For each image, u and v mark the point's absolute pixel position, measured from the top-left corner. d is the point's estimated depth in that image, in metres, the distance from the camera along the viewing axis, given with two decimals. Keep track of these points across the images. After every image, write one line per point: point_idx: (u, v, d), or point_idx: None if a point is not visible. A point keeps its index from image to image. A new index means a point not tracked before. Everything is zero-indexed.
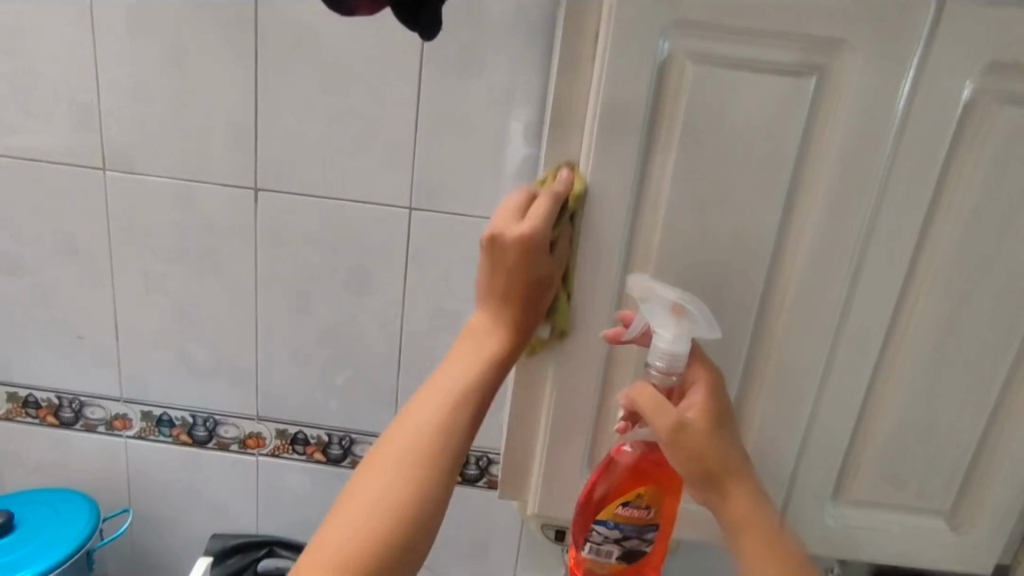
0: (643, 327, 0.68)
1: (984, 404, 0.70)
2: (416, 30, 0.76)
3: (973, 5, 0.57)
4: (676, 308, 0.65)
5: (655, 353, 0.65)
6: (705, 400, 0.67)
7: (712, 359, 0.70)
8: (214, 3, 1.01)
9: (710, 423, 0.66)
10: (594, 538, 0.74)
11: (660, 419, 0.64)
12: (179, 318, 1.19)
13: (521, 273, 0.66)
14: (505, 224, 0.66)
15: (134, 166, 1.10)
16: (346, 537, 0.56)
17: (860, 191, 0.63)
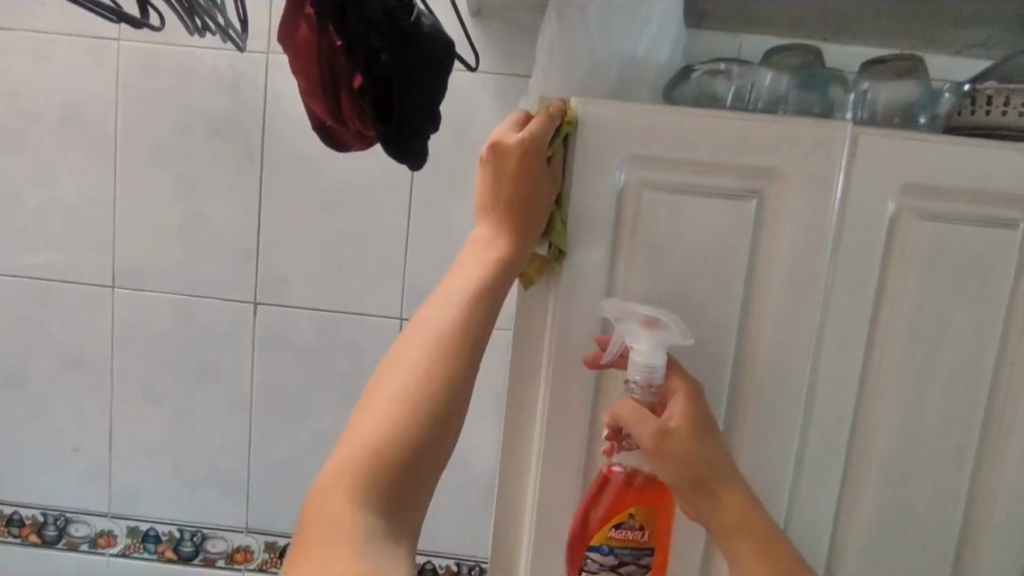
0: (620, 347, 0.68)
1: (954, 498, 0.72)
2: (406, 162, 0.84)
3: (883, 138, 0.66)
4: (650, 320, 0.66)
5: (632, 367, 0.65)
6: (686, 409, 0.65)
7: (690, 372, 0.69)
8: (226, 139, 1.13)
9: (694, 431, 0.64)
10: (590, 566, 0.70)
11: (642, 428, 0.63)
12: (173, 428, 1.21)
13: (522, 182, 0.66)
14: (505, 132, 0.66)
15: (141, 284, 1.17)
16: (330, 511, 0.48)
17: (807, 297, 0.69)
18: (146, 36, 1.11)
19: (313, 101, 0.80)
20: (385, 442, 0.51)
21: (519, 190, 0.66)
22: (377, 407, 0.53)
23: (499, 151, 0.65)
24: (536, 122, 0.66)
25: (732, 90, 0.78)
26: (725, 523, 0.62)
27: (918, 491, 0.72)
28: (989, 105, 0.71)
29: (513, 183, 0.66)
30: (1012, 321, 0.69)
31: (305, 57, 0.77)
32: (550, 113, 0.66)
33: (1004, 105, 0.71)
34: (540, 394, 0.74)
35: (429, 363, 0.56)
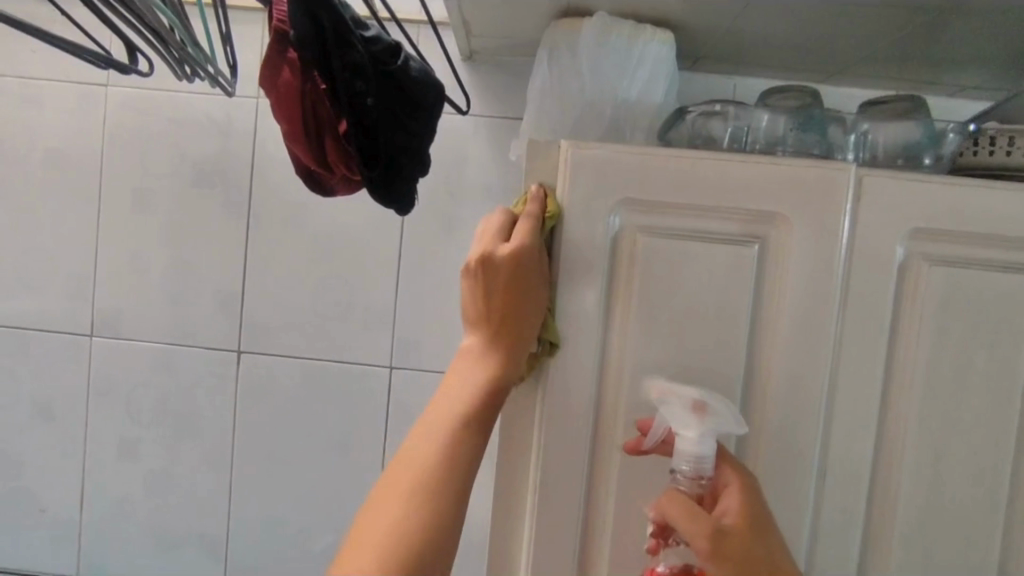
0: (663, 432, 0.63)
1: (985, 565, 0.66)
2: (392, 207, 0.83)
3: (891, 180, 0.63)
4: (698, 404, 0.61)
5: (678, 457, 0.59)
6: (741, 504, 0.59)
7: (743, 463, 0.63)
8: (214, 184, 1.11)
9: (752, 529, 0.58)
10: None
11: (694, 527, 0.56)
12: (150, 484, 1.14)
13: (509, 290, 0.62)
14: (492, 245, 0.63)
15: (121, 333, 1.13)
16: None
17: (817, 347, 0.64)
18: (136, 82, 1.10)
19: (296, 148, 0.78)
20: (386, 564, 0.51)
21: (503, 310, 0.62)
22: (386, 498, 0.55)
23: (487, 264, 0.63)
24: (521, 229, 0.64)
25: (728, 131, 0.76)
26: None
27: (945, 559, 0.66)
28: (992, 145, 0.69)
29: (495, 306, 0.63)
30: None
31: (289, 101, 0.74)
32: (530, 213, 0.64)
33: (1009, 144, 0.68)
34: (532, 454, 0.69)
35: (417, 498, 0.55)
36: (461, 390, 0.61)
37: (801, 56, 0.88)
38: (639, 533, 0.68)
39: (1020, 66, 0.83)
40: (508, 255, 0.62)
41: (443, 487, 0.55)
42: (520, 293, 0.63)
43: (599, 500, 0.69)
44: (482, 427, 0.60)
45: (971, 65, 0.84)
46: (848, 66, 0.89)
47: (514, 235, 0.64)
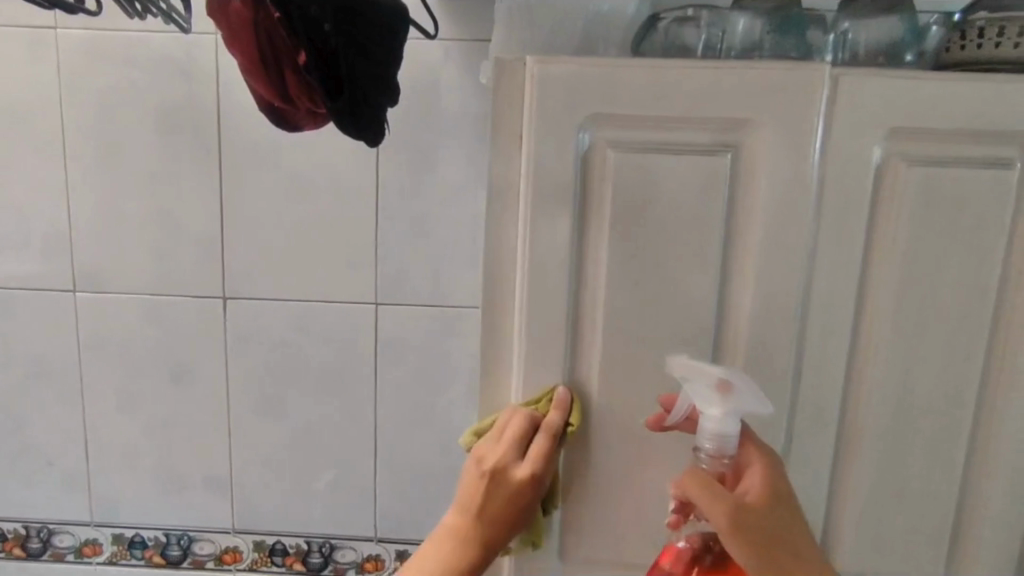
0: (687, 409, 0.65)
1: (954, 457, 0.68)
2: (361, 138, 0.79)
3: (866, 79, 0.61)
4: (722, 382, 0.62)
5: (703, 436, 0.63)
6: (763, 482, 0.63)
7: (767, 442, 0.66)
8: (180, 128, 1.07)
9: (771, 506, 0.62)
10: None
11: (717, 505, 0.61)
12: (151, 432, 1.17)
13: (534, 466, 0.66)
14: (506, 458, 0.66)
15: (105, 286, 1.12)
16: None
17: (792, 255, 0.64)
18: (86, 23, 1.04)
19: (255, 82, 0.74)
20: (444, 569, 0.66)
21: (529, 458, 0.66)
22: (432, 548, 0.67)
23: (501, 477, 0.66)
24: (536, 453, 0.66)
25: (702, 39, 0.72)
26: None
27: (914, 454, 0.68)
28: (979, 38, 0.66)
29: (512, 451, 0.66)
30: (1010, 270, 0.65)
31: (242, 34, 0.70)
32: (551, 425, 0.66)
33: (998, 35, 0.65)
34: (513, 380, 0.71)
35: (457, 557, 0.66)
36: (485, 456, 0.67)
37: None
38: (620, 446, 0.70)
39: None
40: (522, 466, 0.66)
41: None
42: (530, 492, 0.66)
43: (578, 421, 0.70)
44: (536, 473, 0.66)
45: None
46: None
47: (528, 457, 0.66)
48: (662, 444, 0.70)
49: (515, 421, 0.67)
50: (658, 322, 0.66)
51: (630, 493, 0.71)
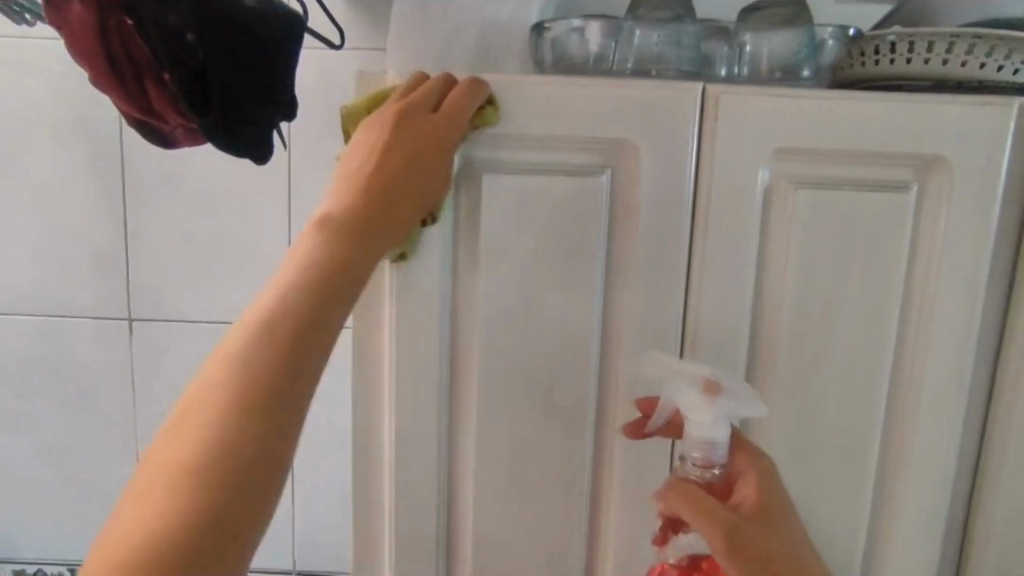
0: (669, 414, 0.57)
1: (858, 497, 0.64)
2: (248, 155, 0.74)
3: (749, 96, 0.57)
4: (709, 382, 0.54)
5: (688, 444, 0.54)
6: (758, 493, 0.54)
7: (758, 448, 0.58)
8: (77, 141, 1.01)
9: (768, 521, 0.53)
10: None
11: (712, 523, 0.51)
12: (54, 461, 1.10)
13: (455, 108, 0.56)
14: (419, 99, 0.56)
15: (1, 308, 1.06)
16: (209, 395, 0.42)
17: (674, 282, 0.61)
18: None
19: (113, 95, 0.68)
20: (250, 392, 0.42)
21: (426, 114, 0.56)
22: (221, 361, 0.43)
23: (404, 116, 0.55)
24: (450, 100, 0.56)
25: (592, 52, 0.66)
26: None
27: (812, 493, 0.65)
28: (891, 52, 0.65)
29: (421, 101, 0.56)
30: (909, 298, 0.61)
31: (87, 43, 0.64)
32: (473, 89, 0.57)
33: (909, 51, 0.64)
34: (386, 412, 0.64)
35: (276, 340, 0.44)
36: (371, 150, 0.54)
37: None
38: (504, 486, 0.65)
39: None
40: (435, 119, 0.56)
41: (248, 403, 0.42)
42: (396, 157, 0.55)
43: (458, 458, 0.65)
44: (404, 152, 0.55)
45: None
46: None
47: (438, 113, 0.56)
48: (547, 484, 0.65)
49: (441, 79, 0.58)
50: (536, 353, 0.62)
51: (516, 536, 0.66)
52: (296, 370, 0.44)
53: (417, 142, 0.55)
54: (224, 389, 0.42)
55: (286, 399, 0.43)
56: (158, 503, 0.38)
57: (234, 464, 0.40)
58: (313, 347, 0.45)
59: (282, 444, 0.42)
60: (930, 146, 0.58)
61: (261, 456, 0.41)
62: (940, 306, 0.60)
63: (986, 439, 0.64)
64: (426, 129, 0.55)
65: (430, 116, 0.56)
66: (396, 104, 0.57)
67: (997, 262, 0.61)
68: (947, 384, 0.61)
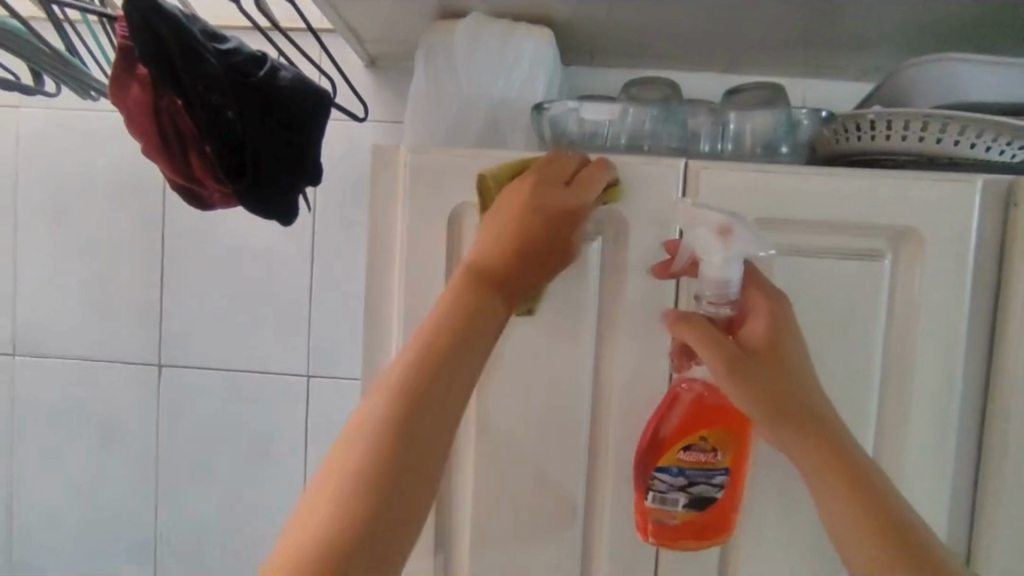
0: (690, 256, 0.60)
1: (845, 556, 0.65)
2: (275, 216, 0.82)
3: (727, 171, 0.62)
4: (725, 226, 0.57)
5: (702, 284, 0.58)
6: (766, 329, 0.59)
7: (773, 284, 0.61)
8: (127, 199, 1.11)
9: (773, 359, 0.59)
10: (656, 487, 0.61)
11: (714, 354, 0.58)
12: (79, 499, 1.15)
13: (552, 189, 0.60)
14: (546, 180, 0.60)
15: (44, 350, 1.13)
16: (342, 486, 0.49)
17: (662, 340, 0.65)
18: (45, 101, 1.10)
19: (160, 164, 0.76)
20: (370, 486, 0.49)
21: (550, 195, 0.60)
22: (344, 453, 0.50)
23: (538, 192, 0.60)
24: (567, 173, 0.61)
25: (586, 127, 0.72)
26: (804, 450, 0.57)
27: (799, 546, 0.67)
28: (873, 129, 0.71)
29: (546, 180, 0.60)
30: (887, 360, 0.64)
31: (142, 119, 0.72)
32: (577, 166, 0.61)
33: (888, 128, 0.70)
34: None
35: (383, 431, 0.51)
36: (492, 230, 0.60)
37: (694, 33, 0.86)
38: (497, 534, 0.67)
39: (913, 36, 0.82)
40: (546, 195, 0.59)
41: (381, 491, 0.49)
42: (530, 237, 0.59)
43: (453, 507, 0.68)
44: (532, 229, 0.59)
45: (868, 41, 0.84)
46: (735, 50, 0.91)
47: (574, 185, 0.60)
48: (538, 534, 0.67)
49: (554, 157, 0.62)
50: (529, 407, 0.66)
51: None
52: (419, 444, 0.51)
53: (544, 214, 0.59)
54: (366, 436, 0.51)
55: (400, 484, 0.50)
56: (322, 524, 0.47)
57: (386, 495, 0.49)
58: (430, 416, 0.53)
59: (414, 484, 0.50)
60: (902, 218, 0.61)
61: (399, 488, 0.49)
62: (917, 368, 0.62)
63: (980, 503, 0.64)
64: (518, 209, 0.59)
65: (562, 189, 0.60)
66: (536, 176, 0.60)
67: (976, 329, 0.63)
68: (930, 446, 0.63)
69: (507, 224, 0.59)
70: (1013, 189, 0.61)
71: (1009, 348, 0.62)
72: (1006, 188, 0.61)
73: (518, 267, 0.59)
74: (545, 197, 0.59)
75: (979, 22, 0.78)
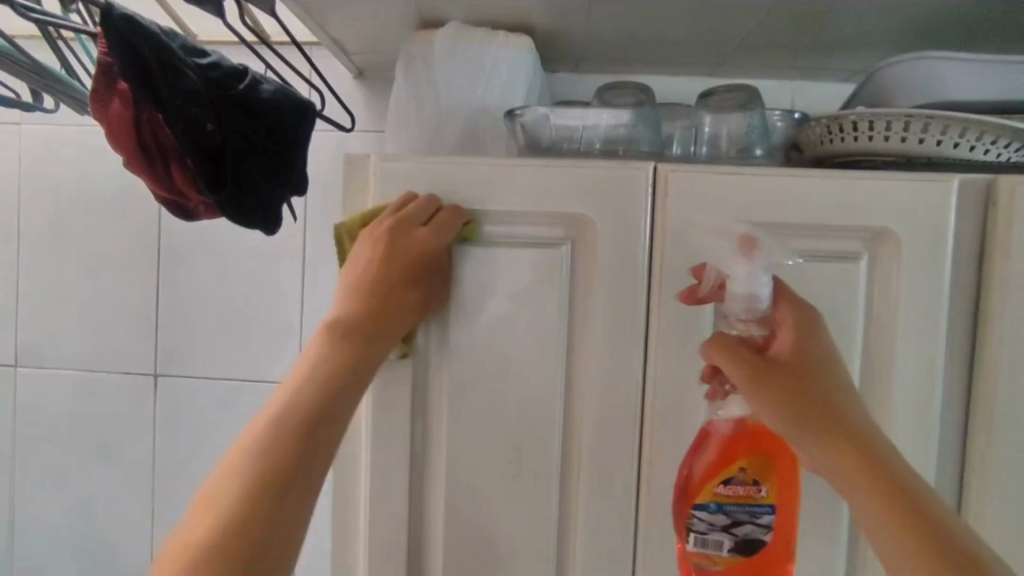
0: (716, 278, 0.58)
1: (824, 559, 0.66)
2: (259, 225, 0.83)
3: (695, 174, 0.62)
4: (747, 240, 0.56)
5: (732, 303, 0.56)
6: (794, 344, 0.57)
7: (805, 301, 0.60)
8: (122, 212, 1.13)
9: (806, 376, 0.57)
10: (696, 527, 0.58)
11: (741, 370, 0.57)
12: (77, 510, 1.17)
13: (422, 235, 0.62)
14: (411, 220, 0.62)
15: (43, 362, 1.15)
16: (215, 516, 0.51)
17: (633, 345, 0.64)
18: (43, 119, 1.12)
19: (143, 177, 0.77)
20: (230, 511, 0.51)
21: (410, 242, 0.62)
22: (212, 491, 0.52)
23: (388, 243, 0.63)
24: (433, 219, 0.63)
25: (560, 133, 0.73)
26: (838, 468, 0.53)
27: None
28: (855, 131, 0.70)
29: (406, 226, 0.62)
30: (865, 365, 0.62)
31: (123, 133, 0.74)
32: (430, 213, 0.63)
33: (870, 129, 0.69)
34: (363, 466, 0.68)
35: (250, 463, 0.53)
36: (345, 282, 0.63)
37: (673, 37, 0.86)
38: (469, 544, 0.67)
39: (894, 35, 0.80)
40: (422, 241, 0.62)
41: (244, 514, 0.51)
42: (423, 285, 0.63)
43: (426, 514, 0.68)
44: (419, 274, 0.63)
45: (849, 42, 0.83)
46: (717, 53, 0.91)
47: (432, 228, 0.62)
48: (512, 545, 0.66)
49: (402, 201, 0.64)
50: (500, 415, 0.66)
51: None
52: (288, 467, 0.54)
53: (422, 262, 0.63)
54: (243, 459, 0.54)
55: (275, 498, 0.52)
56: (208, 533, 0.50)
57: (270, 499, 0.52)
58: (303, 435, 0.56)
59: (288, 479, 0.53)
60: (877, 219, 0.60)
61: (286, 474, 0.54)
62: (895, 374, 0.61)
63: (965, 513, 0.62)
64: (417, 253, 0.62)
65: (419, 229, 0.62)
66: (391, 221, 0.63)
67: (956, 331, 0.62)
68: (912, 452, 0.61)
69: (374, 271, 0.63)
70: (992, 188, 0.60)
71: (992, 350, 0.60)
72: (984, 186, 0.60)
73: (388, 311, 0.62)
74: (391, 253, 0.63)
75: (960, 21, 0.77)
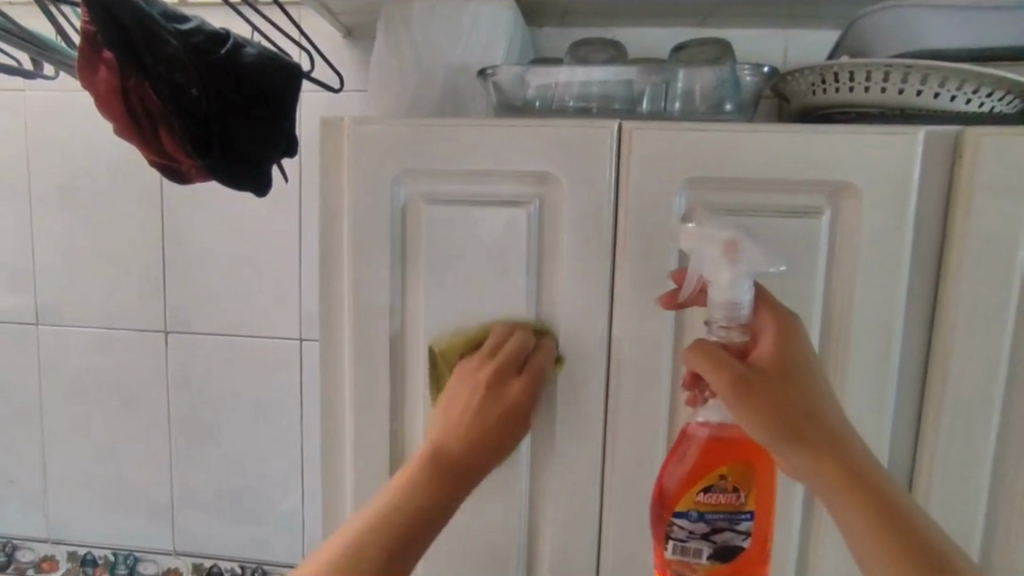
0: (696, 284, 0.61)
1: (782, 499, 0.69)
2: (250, 187, 0.85)
3: (660, 130, 0.62)
4: (729, 247, 0.57)
5: (713, 309, 0.58)
6: (774, 348, 0.59)
7: (783, 304, 0.61)
8: (127, 176, 1.17)
9: (784, 381, 0.58)
10: (676, 535, 0.62)
11: (720, 378, 0.58)
12: (103, 456, 1.25)
13: (514, 397, 0.66)
14: (506, 365, 0.66)
15: (63, 320, 1.22)
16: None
17: (599, 298, 0.66)
18: (46, 86, 1.15)
19: (135, 143, 0.80)
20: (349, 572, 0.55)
21: (498, 420, 0.66)
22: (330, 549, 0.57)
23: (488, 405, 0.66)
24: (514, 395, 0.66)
25: (536, 89, 0.73)
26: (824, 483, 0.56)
27: None
28: (838, 81, 0.70)
29: (493, 412, 0.66)
30: (824, 317, 0.64)
31: (111, 99, 0.75)
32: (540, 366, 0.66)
33: (851, 80, 0.69)
34: (348, 414, 0.73)
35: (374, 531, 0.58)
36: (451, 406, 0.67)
37: None
38: None
39: None
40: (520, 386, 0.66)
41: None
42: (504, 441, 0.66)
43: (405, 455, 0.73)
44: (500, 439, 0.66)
45: None
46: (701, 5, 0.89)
47: (525, 369, 0.66)
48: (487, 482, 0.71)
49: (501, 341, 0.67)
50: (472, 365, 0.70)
51: (460, 528, 0.73)
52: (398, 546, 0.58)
53: (505, 431, 0.66)
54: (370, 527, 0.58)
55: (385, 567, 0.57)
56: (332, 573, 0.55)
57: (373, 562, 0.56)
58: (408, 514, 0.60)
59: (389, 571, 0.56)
60: (840, 174, 0.61)
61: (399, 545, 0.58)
62: (853, 324, 0.63)
63: (918, 457, 0.65)
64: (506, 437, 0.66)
65: (515, 374, 0.66)
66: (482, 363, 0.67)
67: (916, 283, 0.63)
68: (870, 401, 0.63)
69: (479, 421, 0.66)
70: (958, 141, 0.60)
71: (949, 302, 0.61)
72: (951, 139, 0.60)
73: (474, 448, 0.65)
74: (504, 427, 0.66)
75: None
